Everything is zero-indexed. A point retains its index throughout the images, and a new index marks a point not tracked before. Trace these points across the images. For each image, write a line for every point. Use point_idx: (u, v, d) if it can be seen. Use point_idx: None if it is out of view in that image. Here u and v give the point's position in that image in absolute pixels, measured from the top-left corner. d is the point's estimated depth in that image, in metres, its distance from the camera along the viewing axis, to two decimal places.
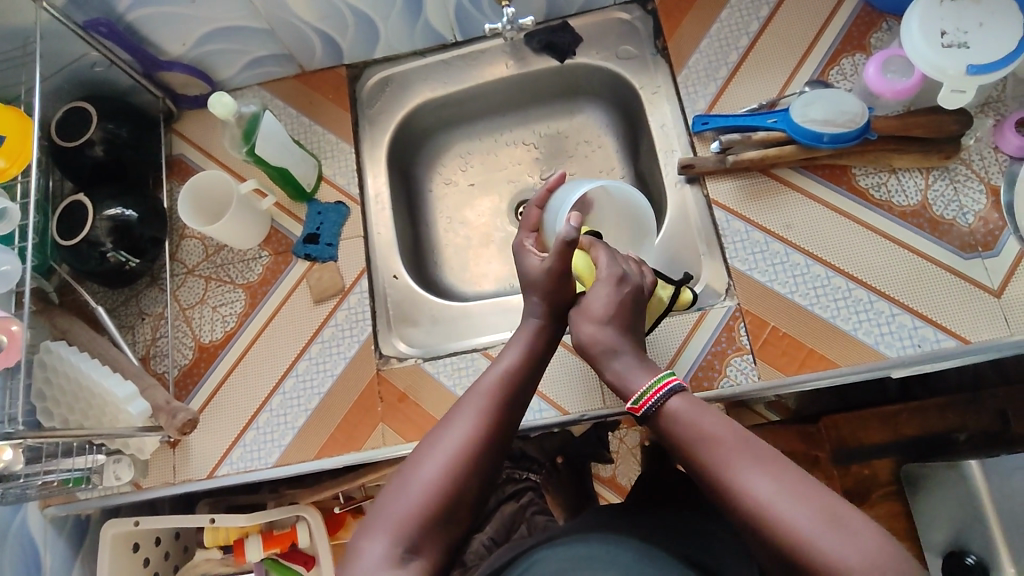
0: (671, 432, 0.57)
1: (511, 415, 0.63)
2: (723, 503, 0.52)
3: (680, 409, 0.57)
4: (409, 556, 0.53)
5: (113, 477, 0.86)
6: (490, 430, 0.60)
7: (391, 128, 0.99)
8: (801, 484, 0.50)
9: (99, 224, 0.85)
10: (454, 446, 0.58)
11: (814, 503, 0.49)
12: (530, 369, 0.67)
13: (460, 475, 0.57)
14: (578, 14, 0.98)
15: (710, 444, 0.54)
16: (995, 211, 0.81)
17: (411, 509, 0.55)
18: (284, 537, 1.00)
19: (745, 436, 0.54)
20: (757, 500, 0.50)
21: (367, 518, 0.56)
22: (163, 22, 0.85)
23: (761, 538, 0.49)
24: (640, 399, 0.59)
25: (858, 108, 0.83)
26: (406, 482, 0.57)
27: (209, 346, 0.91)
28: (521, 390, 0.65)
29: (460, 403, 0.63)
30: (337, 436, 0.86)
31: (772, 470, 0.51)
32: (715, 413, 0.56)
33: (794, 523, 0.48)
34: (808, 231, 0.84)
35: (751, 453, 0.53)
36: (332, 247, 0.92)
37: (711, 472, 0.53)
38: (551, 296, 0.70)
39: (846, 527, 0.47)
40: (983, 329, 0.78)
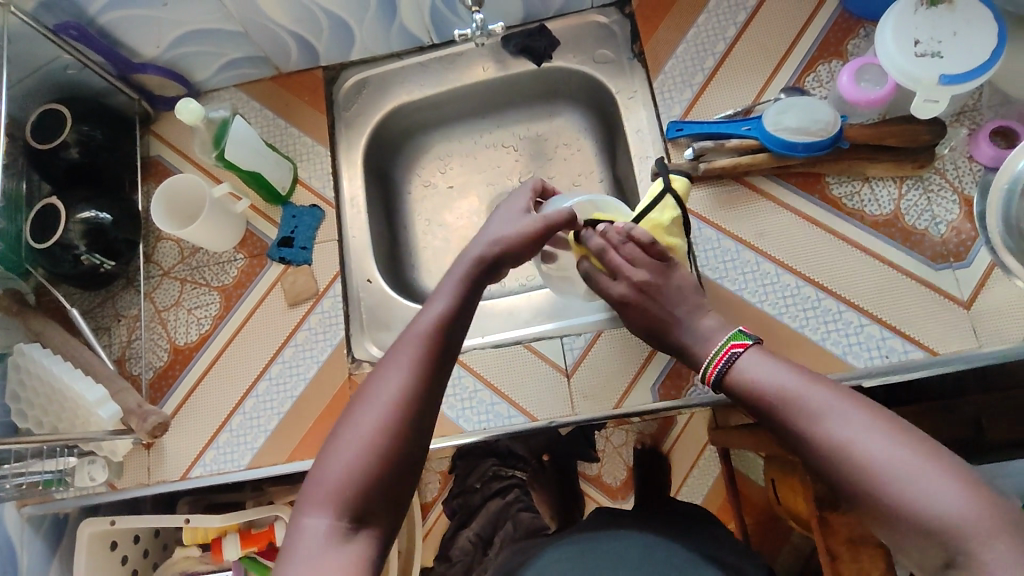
0: (746, 389, 0.60)
1: (440, 363, 0.61)
2: (804, 446, 0.54)
3: (755, 366, 0.61)
4: (355, 526, 0.54)
5: (87, 477, 0.86)
6: (421, 386, 0.59)
7: (368, 131, 0.99)
8: (883, 424, 0.52)
9: (73, 226, 0.85)
10: (384, 406, 0.57)
11: (894, 434, 0.51)
12: (461, 313, 0.65)
13: (393, 434, 0.56)
14: (555, 17, 0.97)
15: (784, 393, 0.57)
16: (968, 221, 0.81)
17: (347, 474, 0.54)
18: (262, 536, 0.98)
19: (822, 383, 0.57)
20: (839, 437, 0.52)
21: (306, 489, 0.56)
22: (135, 25, 0.85)
23: (842, 475, 0.51)
24: (712, 363, 0.65)
25: (831, 117, 0.82)
26: (340, 445, 0.56)
27: (184, 349, 0.92)
28: (450, 336, 0.63)
29: (388, 357, 0.61)
30: (308, 440, 0.86)
31: (853, 410, 0.53)
32: (792, 367, 0.60)
33: (877, 456, 0.50)
34: (779, 240, 0.83)
35: (830, 399, 0.55)
36: (307, 250, 0.93)
37: (791, 416, 0.56)
38: (508, 247, 0.68)
39: (929, 458, 0.49)
40: (951, 340, 0.78)
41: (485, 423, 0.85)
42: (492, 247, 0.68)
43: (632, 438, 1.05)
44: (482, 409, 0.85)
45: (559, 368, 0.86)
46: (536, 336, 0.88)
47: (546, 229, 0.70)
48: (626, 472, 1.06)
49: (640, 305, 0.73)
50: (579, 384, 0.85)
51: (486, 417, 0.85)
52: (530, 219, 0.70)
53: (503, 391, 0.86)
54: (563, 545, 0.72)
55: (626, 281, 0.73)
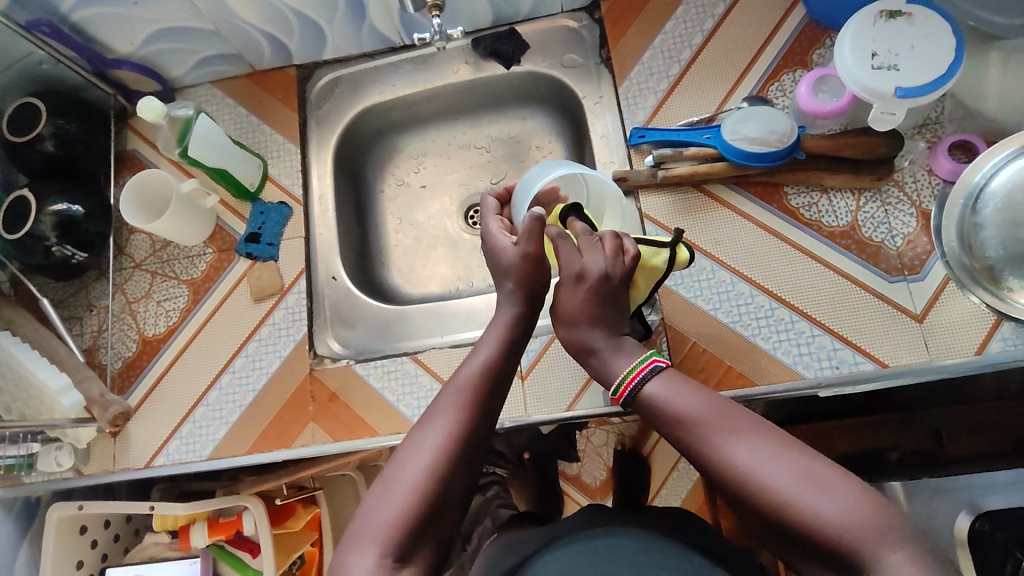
0: (654, 416, 0.58)
1: (488, 408, 0.61)
2: (714, 478, 0.53)
3: (662, 390, 0.58)
4: (399, 565, 0.52)
5: (54, 462, 0.89)
6: (470, 430, 0.59)
7: (338, 130, 1.00)
8: (778, 445, 0.51)
9: (44, 218, 0.87)
10: (435, 448, 0.56)
11: (787, 458, 0.51)
12: (506, 359, 0.65)
13: (442, 476, 0.55)
14: (526, 20, 0.98)
15: (688, 423, 0.55)
16: (924, 234, 0.80)
17: (400, 516, 0.53)
18: (229, 524, 0.99)
19: (724, 408, 0.55)
20: (744, 469, 0.51)
21: (352, 529, 0.54)
22: (107, 22, 0.87)
23: (750, 506, 0.51)
24: (620, 389, 0.60)
25: (787, 127, 0.82)
26: (391, 487, 0.55)
27: (152, 340, 0.94)
28: (497, 385, 0.63)
29: (436, 401, 0.61)
30: (268, 433, 0.88)
31: (755, 437, 0.52)
32: (695, 388, 0.58)
33: (780, 486, 0.49)
34: (735, 248, 0.84)
35: (729, 423, 0.54)
36: (273, 247, 0.94)
37: (698, 447, 0.54)
38: (527, 284, 0.68)
39: (830, 480, 0.49)
40: (902, 353, 0.78)
41: None
42: (520, 287, 0.68)
43: (612, 438, 1.04)
44: None
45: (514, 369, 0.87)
46: None
47: (537, 258, 0.69)
48: (605, 472, 1.05)
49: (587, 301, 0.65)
50: (533, 385, 0.86)
51: None
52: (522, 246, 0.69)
53: None
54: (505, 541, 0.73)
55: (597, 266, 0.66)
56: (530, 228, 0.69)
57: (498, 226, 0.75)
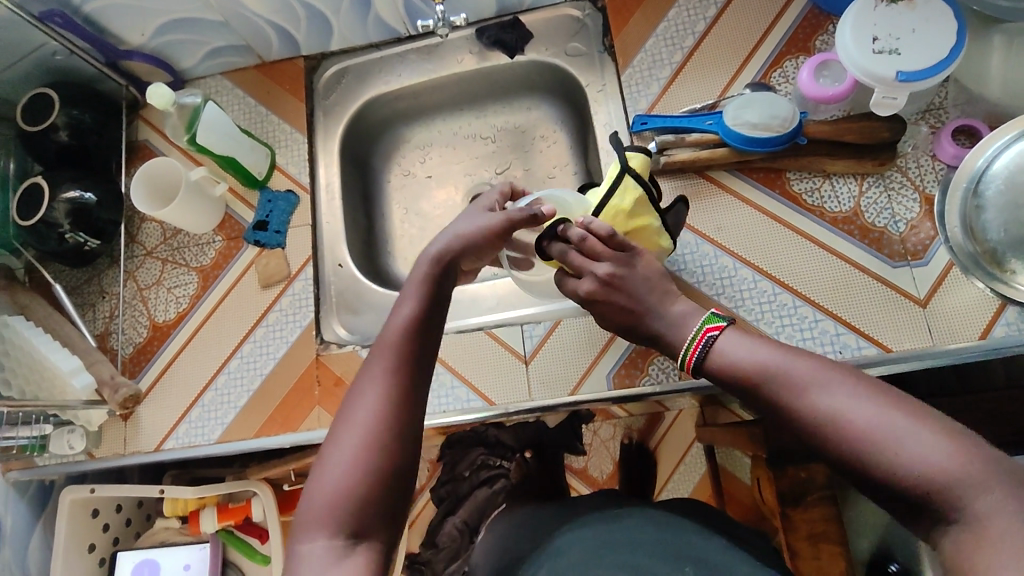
0: (727, 371, 0.56)
1: (416, 365, 0.61)
2: (797, 428, 0.52)
3: (732, 345, 0.57)
4: (352, 542, 0.54)
5: (66, 445, 0.91)
6: (398, 393, 0.59)
7: (345, 120, 1.02)
8: (865, 390, 0.50)
9: (57, 206, 0.89)
10: (366, 421, 0.57)
11: (877, 402, 0.49)
12: (434, 308, 0.65)
13: (377, 442, 0.56)
14: (530, 10, 0.99)
15: (769, 373, 0.54)
16: (927, 220, 0.80)
17: (338, 494, 0.54)
18: (238, 510, 1.01)
19: (805, 357, 0.53)
20: (832, 415, 0.49)
21: (301, 512, 0.56)
22: (119, 13, 0.89)
23: (839, 453, 0.49)
24: (688, 351, 0.59)
25: (789, 112, 0.82)
26: (328, 462, 0.56)
27: (162, 326, 0.95)
28: (423, 338, 0.63)
29: (365, 368, 0.61)
30: (275, 416, 0.90)
31: (838, 383, 0.51)
32: (769, 340, 0.56)
33: (873, 430, 0.48)
34: (738, 234, 0.84)
35: (811, 372, 0.52)
36: (281, 234, 0.96)
37: (779, 399, 0.52)
38: (469, 242, 0.67)
39: (923, 423, 0.47)
40: (904, 338, 0.78)
41: (444, 406, 0.87)
42: (452, 243, 0.67)
43: (620, 433, 1.06)
44: (443, 393, 0.88)
45: (517, 354, 0.88)
46: (497, 323, 0.90)
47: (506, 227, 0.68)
48: (612, 466, 1.08)
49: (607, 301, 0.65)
50: (536, 370, 0.87)
51: (446, 400, 0.87)
52: (489, 216, 0.68)
53: (463, 374, 0.88)
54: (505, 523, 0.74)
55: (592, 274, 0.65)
56: (514, 218, 0.68)
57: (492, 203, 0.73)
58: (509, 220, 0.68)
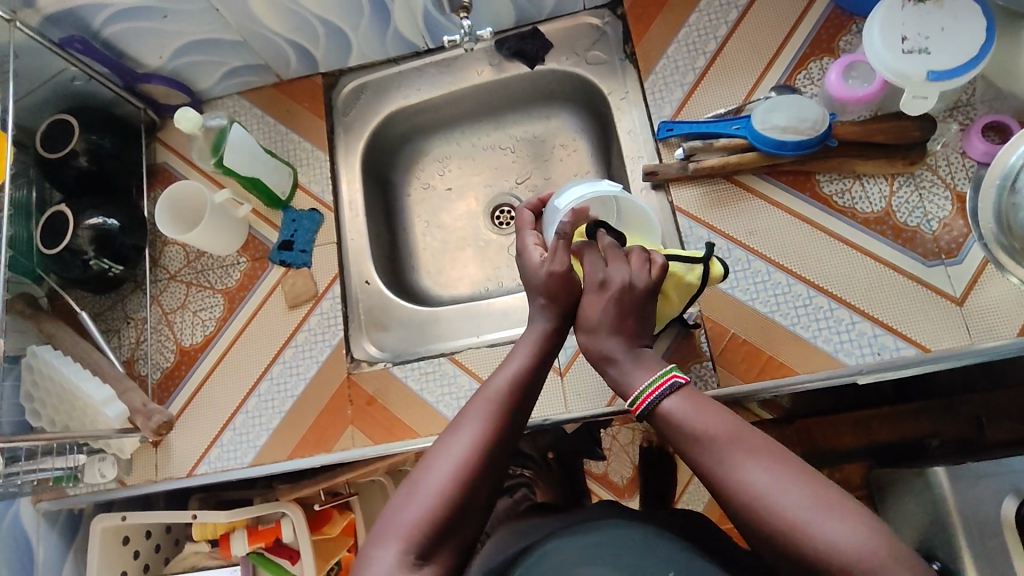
0: (670, 431, 0.59)
1: (513, 418, 0.63)
2: (725, 496, 0.54)
3: (679, 407, 0.59)
4: (420, 564, 0.54)
5: (98, 473, 0.90)
6: (495, 440, 0.60)
7: (365, 136, 1.01)
8: (792, 470, 0.53)
9: (81, 233, 0.88)
10: (459, 458, 0.58)
11: (802, 484, 0.52)
12: (539, 368, 0.66)
13: (466, 483, 0.57)
14: (548, 19, 0.99)
15: (708, 442, 0.56)
16: (960, 217, 0.80)
17: (421, 519, 0.56)
18: (268, 532, 0.99)
19: (743, 431, 0.56)
20: (761, 491, 0.52)
21: (378, 527, 0.57)
22: (137, 36, 0.88)
23: (762, 530, 0.52)
24: (637, 399, 0.61)
25: (819, 115, 0.82)
26: (415, 489, 0.57)
27: (189, 350, 0.95)
28: (525, 395, 0.64)
29: (465, 411, 0.63)
30: (308, 437, 0.89)
31: (768, 460, 0.54)
32: (712, 406, 0.59)
33: (794, 512, 0.51)
34: (770, 237, 0.84)
35: (745, 445, 0.55)
36: (307, 253, 0.95)
37: (714, 468, 0.55)
38: (559, 302, 0.68)
39: (841, 510, 0.50)
40: (943, 337, 0.77)
41: None
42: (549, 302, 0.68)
43: (639, 436, 1.03)
44: None
45: (551, 366, 0.87)
46: None
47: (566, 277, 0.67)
48: (632, 470, 1.05)
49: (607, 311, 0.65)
50: (571, 380, 0.86)
51: None
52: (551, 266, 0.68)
53: None
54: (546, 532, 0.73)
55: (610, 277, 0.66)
56: (559, 243, 0.69)
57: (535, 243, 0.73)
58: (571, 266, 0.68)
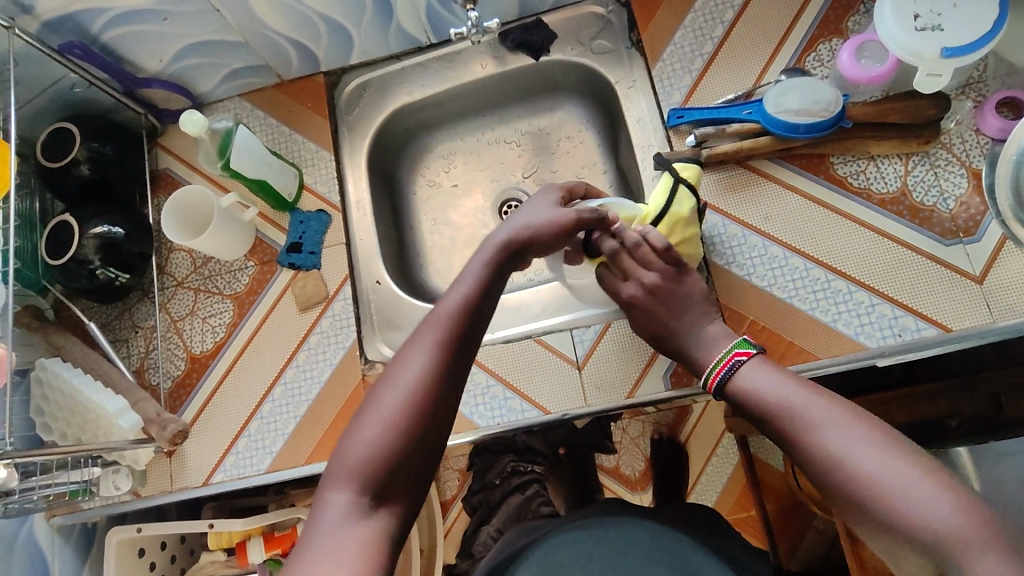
0: (747, 401, 0.63)
1: (465, 343, 0.62)
2: (807, 462, 0.56)
3: (757, 378, 0.63)
4: (375, 503, 0.55)
5: (113, 486, 0.88)
6: (444, 368, 0.59)
7: (370, 135, 1.00)
8: (876, 436, 0.54)
9: (87, 242, 0.87)
10: (410, 387, 0.58)
11: (886, 448, 0.53)
12: (489, 291, 0.65)
13: (414, 414, 0.57)
14: (552, 10, 0.98)
15: (783, 407, 0.59)
16: (976, 195, 0.80)
17: (371, 454, 0.56)
18: (285, 537, 0.97)
19: (821, 397, 0.58)
20: (839, 454, 0.54)
21: (332, 466, 0.57)
22: (137, 41, 0.87)
23: (842, 489, 0.53)
24: (712, 376, 0.67)
25: (832, 96, 0.81)
26: (364, 423, 0.57)
27: (200, 357, 0.93)
28: (474, 319, 0.63)
29: (412, 338, 0.62)
30: (325, 441, 0.88)
31: (850, 425, 0.55)
32: (793, 380, 0.61)
33: (870, 472, 0.52)
34: (785, 222, 0.83)
35: (826, 412, 0.57)
36: (316, 255, 0.94)
37: (790, 431, 0.58)
38: (531, 235, 0.69)
39: (925, 475, 0.51)
40: (964, 316, 0.77)
41: (498, 418, 0.86)
42: (520, 232, 0.69)
43: (650, 429, 1.00)
44: (495, 405, 0.86)
45: (569, 360, 0.86)
46: (545, 329, 0.89)
47: (580, 222, 0.72)
48: (644, 463, 1.02)
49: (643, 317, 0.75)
50: (590, 374, 0.85)
51: (499, 412, 0.86)
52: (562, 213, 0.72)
53: (515, 386, 0.86)
54: (572, 528, 0.72)
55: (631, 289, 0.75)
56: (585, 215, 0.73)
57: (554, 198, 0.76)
58: (578, 220, 0.72)
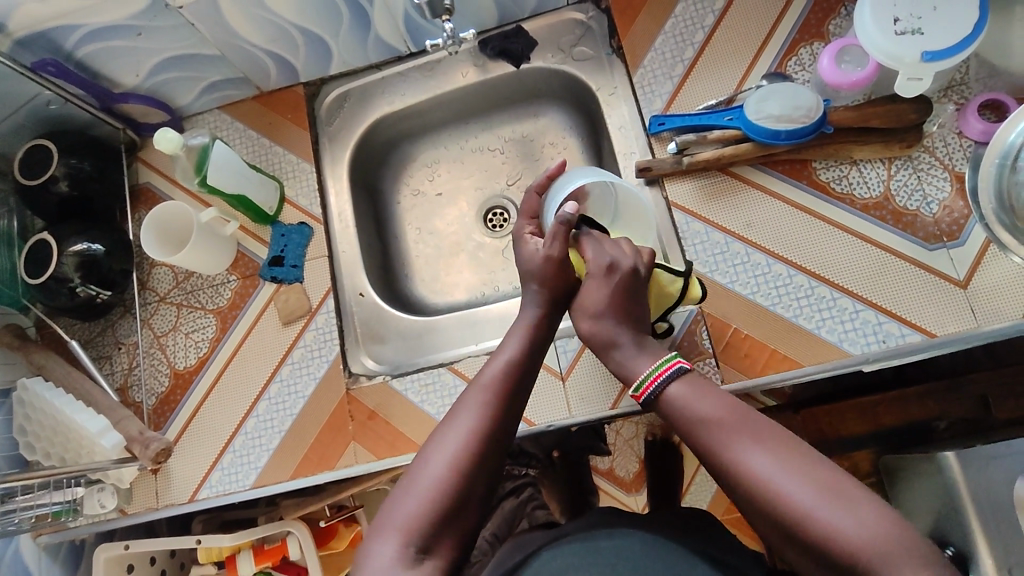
0: (674, 416, 0.60)
1: (512, 406, 0.62)
2: (730, 484, 0.54)
3: (683, 391, 0.60)
4: (421, 556, 0.54)
5: (98, 504, 0.87)
6: (494, 426, 0.60)
7: (351, 145, 1.00)
8: (797, 457, 0.52)
9: (66, 260, 0.86)
10: (459, 444, 0.58)
11: (806, 472, 0.51)
12: (531, 355, 0.66)
13: (466, 473, 0.57)
14: (531, 17, 0.97)
15: (711, 424, 0.56)
16: (960, 198, 0.79)
17: (420, 510, 0.55)
18: (275, 551, 0.96)
19: (746, 415, 0.56)
20: (762, 477, 0.52)
21: (376, 523, 0.57)
22: (112, 57, 0.86)
23: (767, 515, 0.51)
24: (642, 385, 0.62)
25: (812, 102, 0.81)
26: (414, 482, 0.57)
27: (184, 373, 0.93)
28: (522, 381, 0.64)
29: (461, 399, 0.63)
30: (310, 456, 0.87)
31: (772, 446, 0.54)
32: (716, 394, 0.59)
33: (798, 500, 0.50)
34: (768, 229, 0.82)
35: (749, 431, 0.55)
36: (298, 269, 0.93)
37: (714, 449, 0.55)
38: (550, 284, 0.69)
39: (848, 497, 0.49)
40: (949, 322, 0.76)
41: None
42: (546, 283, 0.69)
43: (643, 430, 0.97)
44: None
45: (552, 371, 0.86)
46: None
47: (561, 259, 0.70)
48: (639, 464, 1.00)
49: (600, 289, 0.68)
50: (574, 386, 0.85)
51: None
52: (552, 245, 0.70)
53: None
54: (561, 541, 0.71)
55: (601, 258, 0.69)
56: (557, 231, 0.70)
57: (530, 232, 0.76)
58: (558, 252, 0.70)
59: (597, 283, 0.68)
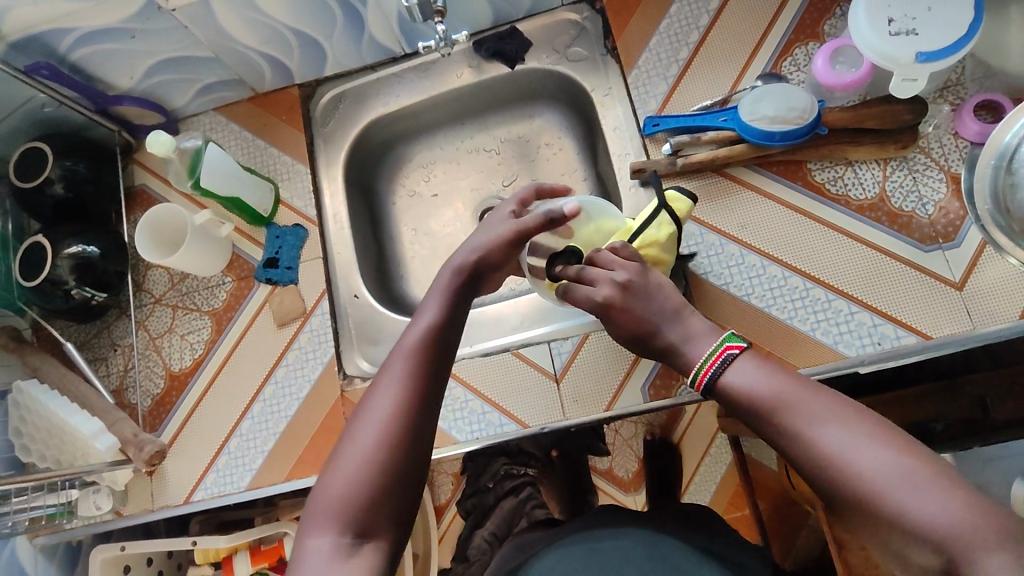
0: (729, 395, 0.53)
1: (438, 370, 0.59)
2: (806, 470, 0.48)
3: (738, 368, 0.53)
4: (359, 541, 0.52)
5: (93, 506, 0.89)
6: (419, 394, 0.57)
7: (346, 146, 0.99)
8: (881, 437, 0.46)
9: (61, 263, 0.86)
10: (385, 417, 0.55)
11: (893, 454, 0.45)
12: (455, 317, 0.63)
13: (393, 446, 0.54)
14: (526, 18, 0.97)
15: (775, 400, 0.50)
16: (955, 199, 0.79)
17: (351, 491, 0.53)
18: (272, 551, 0.89)
19: (813, 389, 0.50)
20: (841, 462, 0.46)
21: (309, 510, 0.54)
22: (106, 59, 0.86)
23: (848, 498, 0.45)
24: (697, 375, 0.54)
25: (807, 103, 0.80)
26: (344, 460, 0.54)
27: (179, 374, 0.93)
28: (445, 343, 0.61)
29: (384, 368, 0.59)
30: (305, 457, 0.87)
31: (851, 426, 0.47)
32: (781, 370, 0.52)
33: (885, 486, 0.44)
34: (763, 230, 0.82)
35: (821, 409, 0.48)
36: (292, 270, 0.93)
37: (779, 427, 0.49)
38: (488, 254, 0.66)
39: (940, 481, 0.43)
40: (944, 324, 0.76)
41: (477, 432, 0.86)
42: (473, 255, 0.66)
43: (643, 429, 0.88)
44: (474, 419, 0.87)
45: (546, 372, 0.87)
46: (523, 342, 0.89)
47: (522, 230, 0.66)
48: (638, 464, 0.89)
49: (624, 310, 0.59)
50: (568, 387, 0.86)
51: (478, 426, 0.86)
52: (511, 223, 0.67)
53: (493, 399, 0.87)
54: (560, 543, 0.71)
55: (604, 283, 0.60)
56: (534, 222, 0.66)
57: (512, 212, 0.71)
58: (523, 226, 0.66)
59: (615, 304, 0.59)
